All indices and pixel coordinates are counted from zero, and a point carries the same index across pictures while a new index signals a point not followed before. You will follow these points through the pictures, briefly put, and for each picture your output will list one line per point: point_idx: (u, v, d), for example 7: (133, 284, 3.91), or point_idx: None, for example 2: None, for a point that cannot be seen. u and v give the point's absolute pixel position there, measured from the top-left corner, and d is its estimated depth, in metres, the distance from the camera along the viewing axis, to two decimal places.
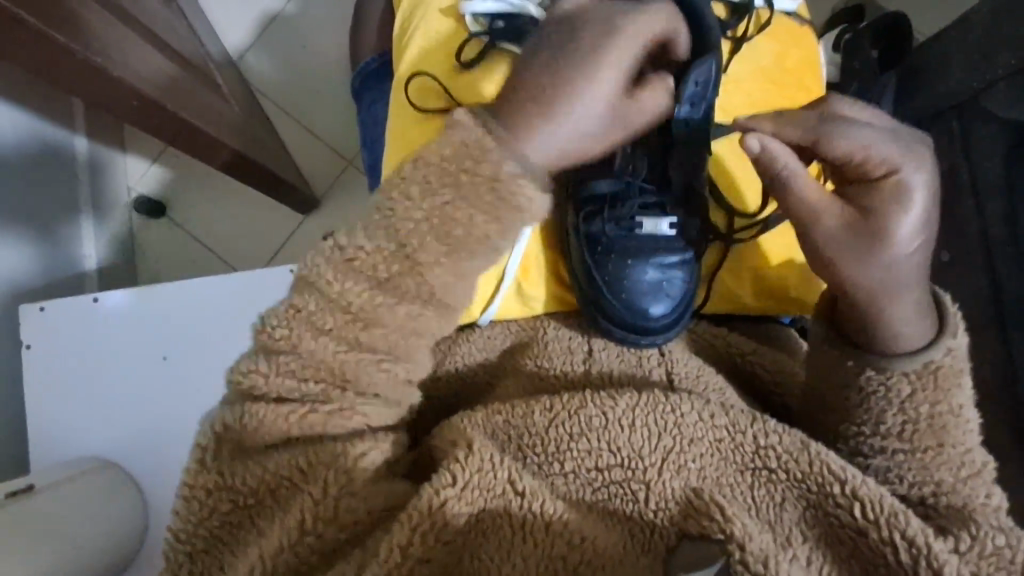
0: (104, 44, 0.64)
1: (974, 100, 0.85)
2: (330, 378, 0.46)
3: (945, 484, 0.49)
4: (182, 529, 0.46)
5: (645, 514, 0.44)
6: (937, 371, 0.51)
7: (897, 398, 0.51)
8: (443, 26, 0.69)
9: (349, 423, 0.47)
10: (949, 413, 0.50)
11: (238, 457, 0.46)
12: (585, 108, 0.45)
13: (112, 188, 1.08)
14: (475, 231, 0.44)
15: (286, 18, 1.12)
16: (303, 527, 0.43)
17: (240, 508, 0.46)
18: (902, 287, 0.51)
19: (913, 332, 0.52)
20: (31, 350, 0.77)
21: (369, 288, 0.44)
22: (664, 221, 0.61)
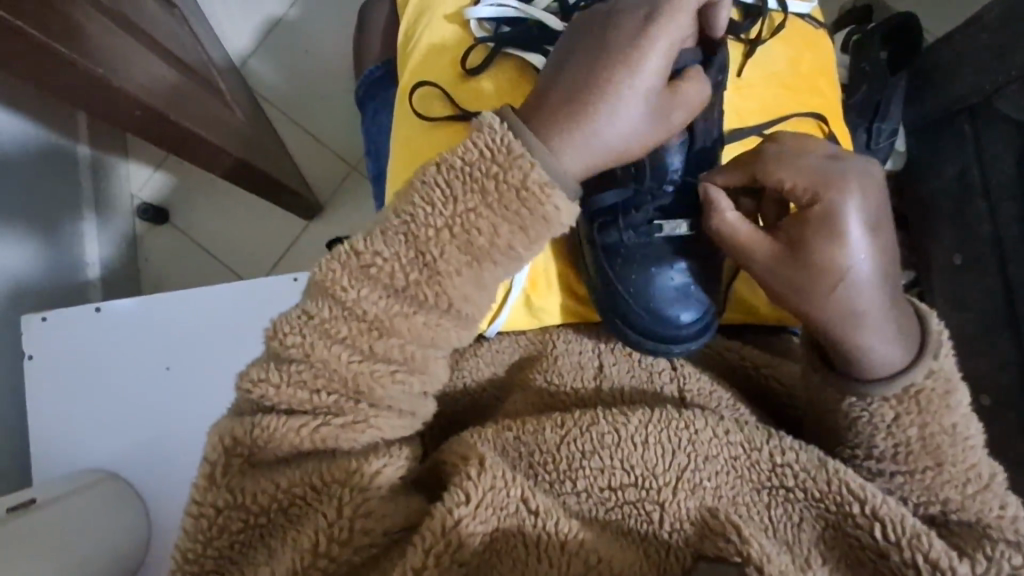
0: (105, 53, 0.63)
1: (986, 101, 0.83)
2: (342, 386, 0.46)
3: (952, 501, 0.47)
4: (188, 549, 0.44)
5: (660, 534, 0.43)
6: (919, 395, 0.49)
7: (882, 424, 0.50)
8: (447, 33, 0.67)
9: (359, 437, 0.46)
10: (942, 434, 0.48)
11: (247, 475, 0.46)
12: (619, 113, 0.49)
13: (115, 196, 1.08)
14: (500, 241, 0.46)
15: (289, 23, 1.12)
16: (317, 544, 0.42)
17: (249, 526, 0.45)
18: (860, 313, 0.49)
19: (885, 357, 0.49)
20: (35, 361, 0.77)
21: (386, 296, 0.46)
22: (684, 224, 0.59)
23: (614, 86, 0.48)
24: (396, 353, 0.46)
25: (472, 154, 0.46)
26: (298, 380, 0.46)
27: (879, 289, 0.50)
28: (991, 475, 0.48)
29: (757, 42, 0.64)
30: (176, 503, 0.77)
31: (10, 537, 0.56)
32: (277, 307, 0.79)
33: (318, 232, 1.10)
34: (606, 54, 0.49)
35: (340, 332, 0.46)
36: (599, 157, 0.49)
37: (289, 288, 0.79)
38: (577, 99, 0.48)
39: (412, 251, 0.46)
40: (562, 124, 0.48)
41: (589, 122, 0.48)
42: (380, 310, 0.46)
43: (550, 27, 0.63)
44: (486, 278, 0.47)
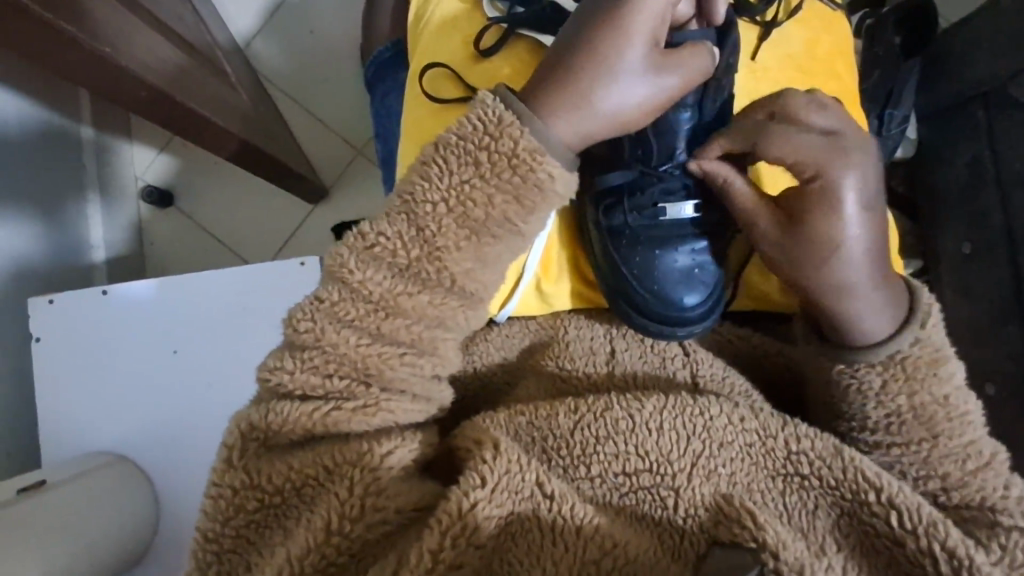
0: (111, 33, 0.62)
1: (1000, 89, 0.82)
2: (353, 368, 0.46)
3: (951, 477, 0.48)
4: (207, 529, 0.45)
5: (674, 520, 0.43)
6: (906, 362, 0.50)
7: (871, 393, 0.51)
8: (460, 13, 0.66)
9: (373, 418, 0.46)
10: (935, 405, 0.49)
11: (263, 455, 0.46)
12: (611, 81, 0.48)
13: (119, 179, 1.07)
14: (494, 211, 0.46)
15: (295, 5, 1.10)
16: (334, 521, 0.42)
17: (265, 507, 0.45)
18: (854, 285, 0.50)
19: (878, 327, 0.51)
20: (42, 343, 0.76)
21: (393, 276, 0.46)
22: (688, 204, 0.58)
23: (605, 53, 0.47)
24: (406, 336, 0.46)
25: (466, 127, 0.47)
26: (311, 368, 0.46)
27: (873, 259, 0.51)
28: (992, 452, 0.49)
29: (772, 24, 0.64)
30: (185, 486, 0.77)
31: (19, 520, 0.57)
32: (282, 290, 0.78)
33: (323, 215, 1.09)
34: (601, 24, 0.48)
35: (351, 314, 0.46)
36: (594, 126, 0.49)
37: (295, 272, 0.79)
38: (570, 69, 0.48)
39: (418, 233, 0.46)
40: (559, 97, 0.48)
41: (580, 92, 0.48)
42: (388, 291, 0.46)
43: (562, 6, 0.62)
44: (487, 252, 0.47)
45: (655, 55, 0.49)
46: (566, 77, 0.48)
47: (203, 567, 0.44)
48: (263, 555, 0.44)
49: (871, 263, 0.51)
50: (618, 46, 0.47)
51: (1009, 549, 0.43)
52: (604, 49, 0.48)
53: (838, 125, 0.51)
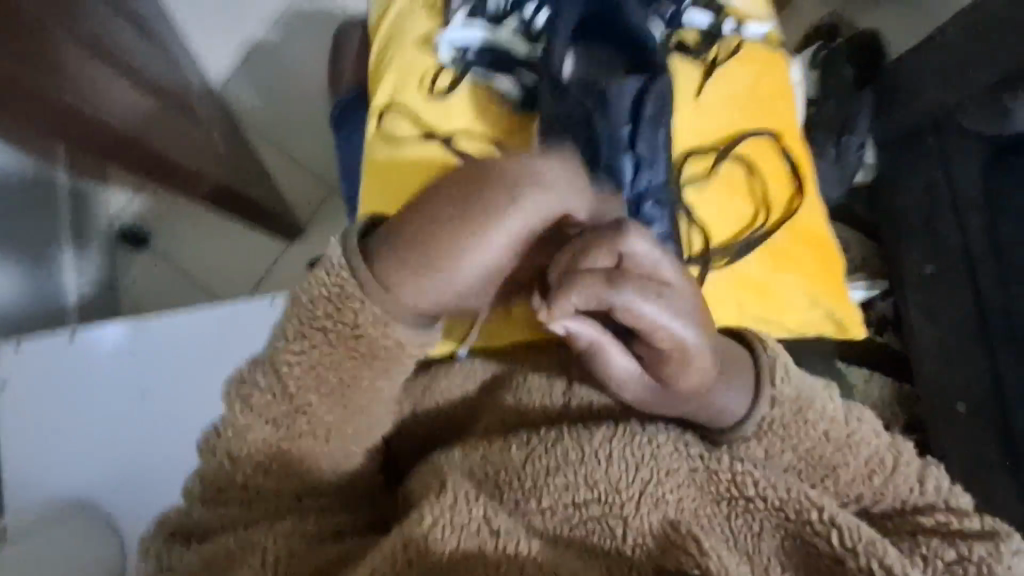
0: (79, 81, 0.63)
1: (949, 116, 0.85)
2: (283, 401, 0.48)
3: (851, 471, 0.49)
4: (165, 557, 0.47)
5: (622, 550, 0.44)
6: (778, 423, 0.49)
7: (762, 459, 0.49)
8: (418, 58, 0.69)
9: (310, 448, 0.49)
10: (821, 431, 0.50)
11: (211, 504, 0.50)
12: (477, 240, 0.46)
13: (93, 220, 1.07)
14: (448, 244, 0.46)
15: (268, 48, 1.13)
16: (266, 560, 0.45)
17: (210, 548, 0.47)
18: (700, 395, 0.47)
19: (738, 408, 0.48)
20: (7, 389, 0.76)
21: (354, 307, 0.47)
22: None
23: (455, 234, 0.46)
24: (335, 376, 0.48)
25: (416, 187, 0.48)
26: (248, 396, 0.49)
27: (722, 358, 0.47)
28: (897, 458, 0.50)
29: (715, 64, 0.67)
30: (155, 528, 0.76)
31: None
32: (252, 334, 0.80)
33: (298, 251, 1.10)
34: (443, 213, 0.46)
35: (284, 355, 0.48)
36: (468, 283, 0.48)
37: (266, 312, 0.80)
38: (423, 253, 0.46)
39: (336, 283, 0.47)
40: (425, 274, 0.46)
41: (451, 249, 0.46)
42: (307, 334, 0.47)
43: (517, 52, 0.67)
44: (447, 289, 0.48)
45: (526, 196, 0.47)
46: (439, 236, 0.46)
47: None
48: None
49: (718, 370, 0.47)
50: (468, 218, 0.46)
51: (949, 560, 0.45)
52: (458, 231, 0.46)
53: (654, 259, 0.44)
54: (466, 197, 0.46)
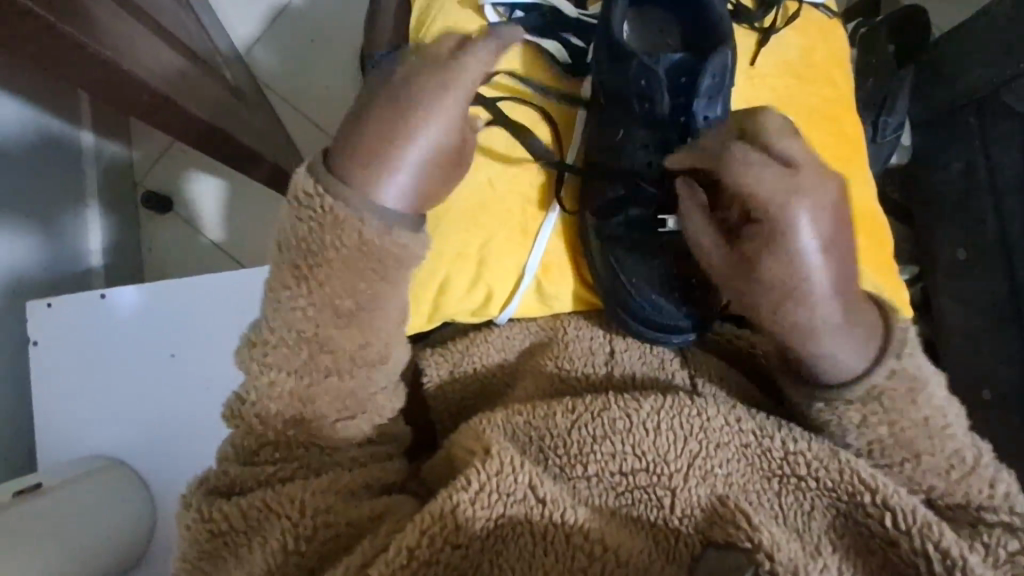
0: (112, 37, 0.62)
1: (994, 96, 0.82)
2: (301, 343, 0.48)
3: (926, 446, 0.49)
4: (204, 509, 0.47)
5: (670, 521, 0.44)
6: (883, 394, 0.49)
7: (850, 425, 0.50)
8: (461, 16, 0.67)
9: (335, 386, 0.49)
10: (896, 388, 0.49)
11: (246, 462, 0.50)
12: (433, 112, 0.47)
13: (118, 183, 1.07)
14: None
15: (295, 11, 1.11)
16: (304, 513, 0.46)
17: (248, 499, 0.47)
18: (821, 326, 0.48)
19: (854, 363, 0.49)
20: (38, 347, 0.77)
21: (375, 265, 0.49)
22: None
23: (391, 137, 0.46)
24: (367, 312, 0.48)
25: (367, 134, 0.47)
26: (263, 351, 0.49)
27: (845, 279, 0.47)
28: (971, 455, 0.49)
29: (770, 30, 0.65)
30: (180, 489, 0.77)
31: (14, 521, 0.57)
32: None
33: None
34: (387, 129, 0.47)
35: (295, 307, 0.47)
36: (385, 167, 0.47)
37: None
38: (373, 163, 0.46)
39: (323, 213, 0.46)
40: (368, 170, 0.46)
41: (408, 125, 0.46)
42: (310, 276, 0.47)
43: (564, 11, 0.65)
44: None
45: (460, 64, 0.49)
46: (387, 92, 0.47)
47: (193, 557, 0.46)
48: (250, 549, 0.45)
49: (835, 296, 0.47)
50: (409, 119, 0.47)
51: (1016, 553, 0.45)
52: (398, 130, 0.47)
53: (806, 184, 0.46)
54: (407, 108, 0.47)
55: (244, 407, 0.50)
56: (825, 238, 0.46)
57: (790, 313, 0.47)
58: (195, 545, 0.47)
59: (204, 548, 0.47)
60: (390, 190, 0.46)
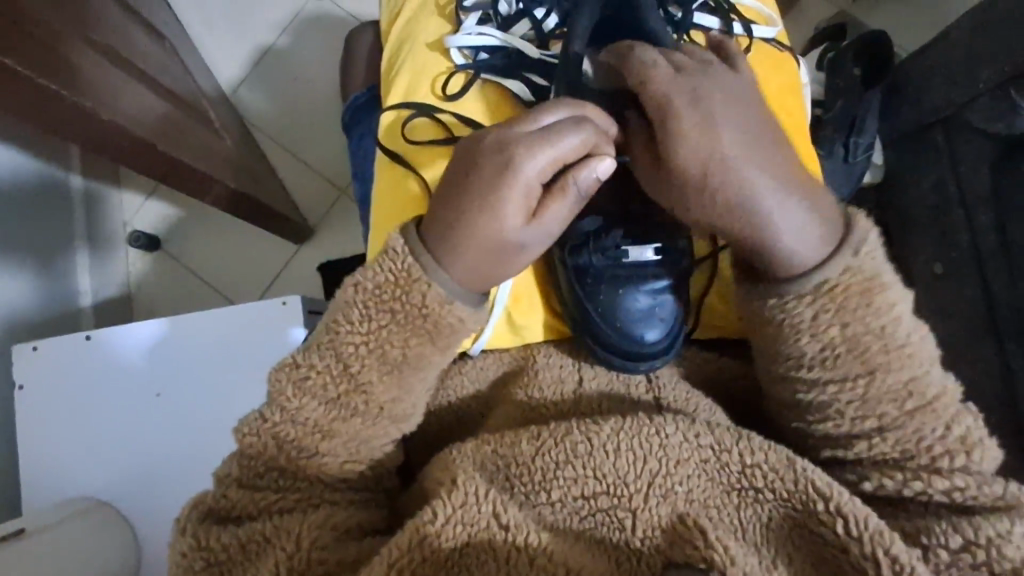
0: (94, 86, 0.65)
1: (957, 115, 0.83)
2: (341, 378, 0.50)
3: (889, 417, 0.49)
4: (201, 534, 0.46)
5: (632, 542, 0.45)
6: (835, 291, 0.50)
7: (802, 325, 0.51)
8: (429, 60, 0.71)
9: (358, 429, 0.50)
10: (868, 336, 0.50)
11: (249, 487, 0.50)
12: (500, 205, 0.49)
13: (108, 225, 1.09)
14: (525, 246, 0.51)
15: (278, 53, 1.14)
16: (300, 544, 0.46)
17: (249, 528, 0.47)
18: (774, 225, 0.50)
19: (807, 255, 0.51)
20: (24, 390, 0.78)
21: (375, 296, 0.50)
22: (649, 248, 0.59)
23: (475, 223, 0.49)
24: (395, 353, 0.50)
25: (441, 220, 0.50)
26: (300, 377, 0.50)
27: (781, 176, 0.51)
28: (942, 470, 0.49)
29: None
30: (166, 530, 0.77)
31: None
32: (263, 333, 0.79)
33: (305, 257, 1.11)
34: (472, 214, 0.49)
35: (348, 338, 0.50)
36: (476, 254, 0.50)
37: (275, 312, 0.79)
38: (463, 248, 0.49)
39: (402, 267, 0.50)
40: (458, 254, 0.50)
41: (496, 211, 0.49)
42: (374, 316, 0.49)
43: (527, 54, 0.68)
44: (483, 266, 0.51)
45: (525, 150, 0.49)
46: (472, 176, 0.49)
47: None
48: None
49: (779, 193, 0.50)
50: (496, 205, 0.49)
51: (953, 547, 0.44)
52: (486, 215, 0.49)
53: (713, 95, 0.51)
54: (494, 192, 0.49)
55: (263, 429, 0.49)
56: (735, 118, 0.50)
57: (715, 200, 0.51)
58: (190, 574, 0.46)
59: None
60: (471, 277, 0.51)
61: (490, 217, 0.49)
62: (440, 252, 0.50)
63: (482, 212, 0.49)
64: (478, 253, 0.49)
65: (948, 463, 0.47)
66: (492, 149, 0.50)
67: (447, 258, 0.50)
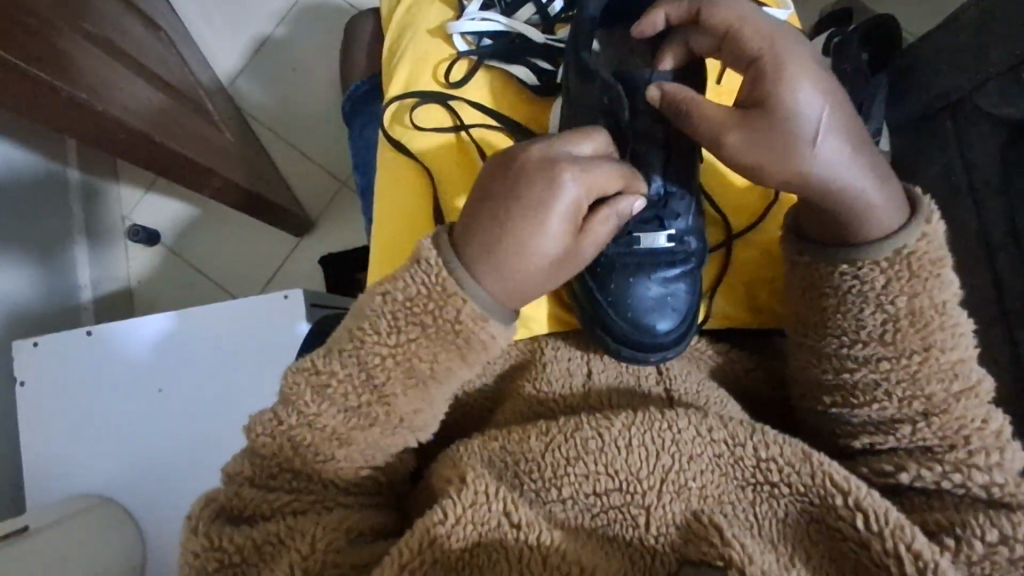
0: (90, 79, 0.63)
1: (971, 98, 0.74)
2: (363, 389, 0.48)
3: (937, 398, 0.49)
4: (213, 534, 0.45)
5: (645, 539, 0.44)
6: (911, 258, 0.50)
7: (847, 309, 0.51)
8: (431, 46, 0.70)
9: (376, 439, 0.49)
10: (931, 311, 0.49)
11: (261, 487, 0.49)
12: (544, 221, 0.48)
13: (107, 219, 1.08)
14: (563, 264, 0.50)
15: (276, 43, 1.12)
16: (314, 547, 0.45)
17: (263, 529, 0.46)
18: (853, 188, 0.50)
19: (889, 216, 0.50)
20: (25, 387, 0.77)
21: (399, 308, 0.49)
22: (662, 235, 0.58)
23: (518, 239, 0.48)
24: (423, 367, 0.49)
25: (478, 234, 0.49)
26: (321, 384, 0.49)
27: (851, 136, 0.50)
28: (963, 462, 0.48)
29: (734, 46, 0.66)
30: (171, 526, 0.77)
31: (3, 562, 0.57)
32: (268, 328, 0.78)
33: (307, 250, 1.10)
34: (515, 229, 0.48)
35: (375, 349, 0.48)
36: (516, 271, 0.49)
37: (281, 307, 0.78)
38: (504, 264, 0.48)
39: (437, 280, 0.48)
40: (497, 270, 0.48)
41: (539, 228, 0.48)
42: (403, 328, 0.48)
43: (532, 39, 0.67)
44: (521, 287, 0.50)
45: (569, 171, 0.49)
46: (513, 190, 0.49)
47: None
48: None
49: (852, 155, 0.50)
50: (540, 220, 0.48)
51: (989, 540, 0.42)
52: (529, 230, 0.48)
53: (789, 47, 0.51)
54: (537, 207, 0.48)
55: (279, 431, 0.48)
56: (810, 74, 0.50)
57: (801, 155, 0.49)
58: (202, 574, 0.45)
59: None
60: (507, 294, 0.49)
61: (532, 233, 0.48)
62: (478, 269, 0.49)
63: (525, 228, 0.48)
64: (518, 267, 0.49)
65: (979, 458, 0.47)
66: (534, 167, 0.49)
67: (485, 274, 0.49)
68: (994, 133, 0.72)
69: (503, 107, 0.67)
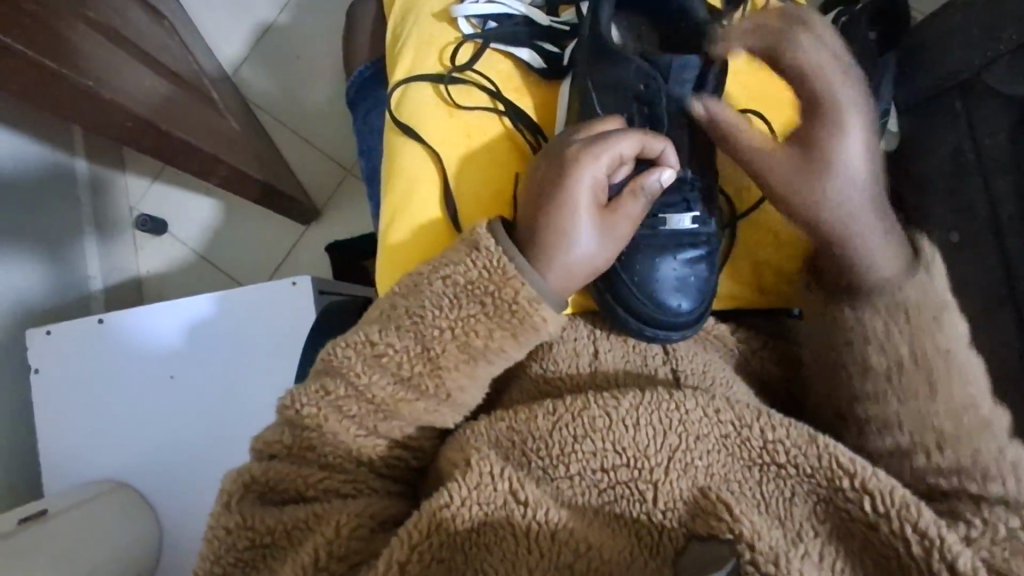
0: (97, 68, 0.64)
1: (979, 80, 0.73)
2: (417, 359, 0.50)
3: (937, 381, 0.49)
4: (246, 512, 0.46)
5: (654, 515, 0.44)
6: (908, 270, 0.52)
7: None
8: (435, 30, 0.70)
9: (421, 412, 0.51)
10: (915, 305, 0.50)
11: (297, 457, 0.50)
12: (575, 198, 0.52)
13: (115, 209, 1.09)
14: (610, 236, 0.53)
15: (278, 30, 1.12)
16: (339, 532, 0.45)
17: (292, 512, 0.47)
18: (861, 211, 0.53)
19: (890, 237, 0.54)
20: (40, 374, 0.78)
21: (452, 288, 0.51)
22: (687, 217, 0.58)
23: (559, 219, 0.52)
24: (476, 343, 0.50)
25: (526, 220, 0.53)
26: (375, 355, 0.50)
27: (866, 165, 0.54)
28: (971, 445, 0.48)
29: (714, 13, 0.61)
30: (185, 512, 0.78)
31: (21, 547, 0.58)
32: (278, 314, 0.78)
33: (315, 237, 1.10)
34: (553, 208, 0.52)
35: (435, 322, 0.50)
36: (565, 247, 0.52)
37: (291, 294, 0.78)
38: (552, 243, 0.52)
39: (498, 265, 0.50)
40: (549, 249, 0.52)
41: (572, 202, 0.52)
42: (463, 305, 0.50)
43: (537, 20, 0.68)
44: (574, 263, 0.52)
45: (587, 149, 0.53)
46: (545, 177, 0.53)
47: (215, 552, 0.45)
48: (282, 562, 0.45)
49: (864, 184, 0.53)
50: (574, 198, 0.52)
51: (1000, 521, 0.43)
52: (568, 210, 0.52)
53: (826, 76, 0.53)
54: (569, 188, 0.52)
55: (307, 405, 0.50)
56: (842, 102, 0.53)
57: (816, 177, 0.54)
58: (231, 550, 0.45)
59: (240, 555, 0.46)
60: (560, 277, 0.52)
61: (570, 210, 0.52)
62: (532, 252, 0.52)
63: (561, 205, 0.52)
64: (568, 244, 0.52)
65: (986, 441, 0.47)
66: (556, 156, 0.54)
67: (540, 255, 0.52)
68: (1003, 113, 0.70)
69: (507, 90, 0.66)
